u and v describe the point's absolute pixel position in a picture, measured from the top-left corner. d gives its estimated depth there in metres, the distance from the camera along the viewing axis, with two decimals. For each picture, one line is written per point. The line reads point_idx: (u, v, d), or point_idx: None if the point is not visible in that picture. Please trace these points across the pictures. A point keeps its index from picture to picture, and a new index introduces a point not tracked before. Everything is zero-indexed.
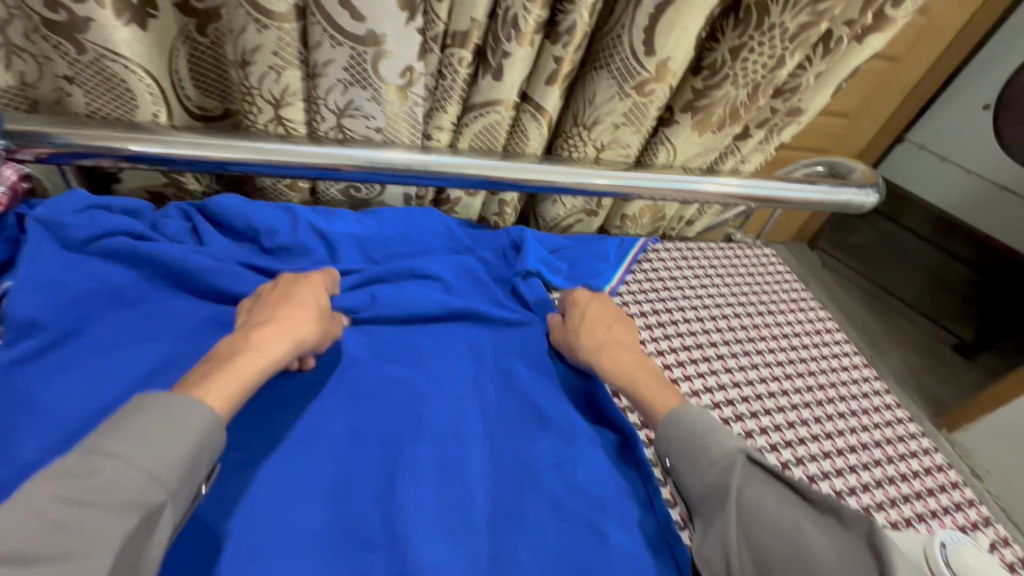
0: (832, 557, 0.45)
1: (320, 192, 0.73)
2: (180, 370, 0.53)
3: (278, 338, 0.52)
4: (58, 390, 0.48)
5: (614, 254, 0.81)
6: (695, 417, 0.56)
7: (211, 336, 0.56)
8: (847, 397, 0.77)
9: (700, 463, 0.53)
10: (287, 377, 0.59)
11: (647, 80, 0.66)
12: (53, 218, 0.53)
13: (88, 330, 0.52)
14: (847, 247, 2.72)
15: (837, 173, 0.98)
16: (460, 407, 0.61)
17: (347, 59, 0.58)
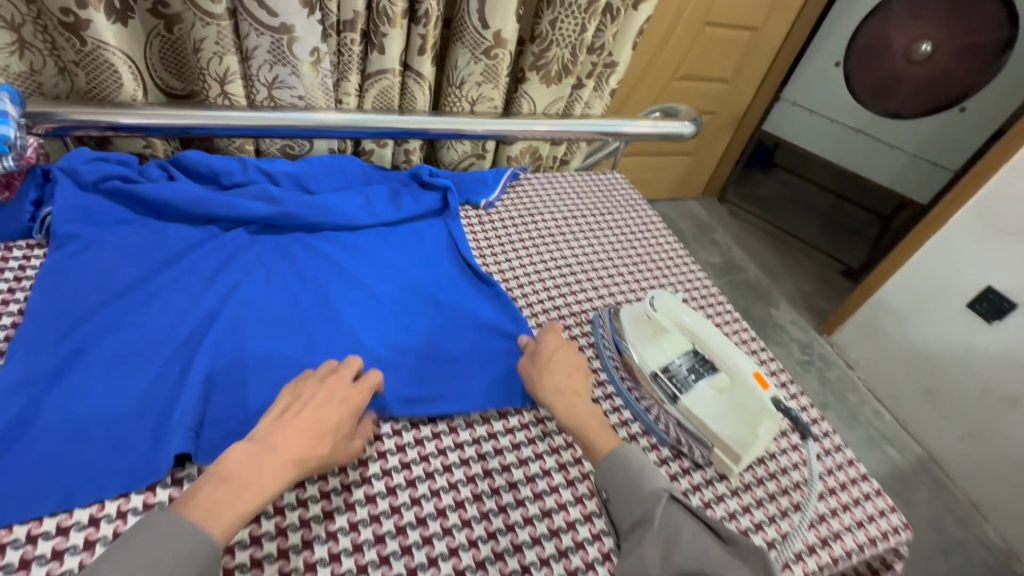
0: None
1: (263, 151, 0.98)
2: (174, 264, 0.74)
3: (280, 472, 0.49)
4: (89, 274, 0.69)
5: (491, 180, 1.02)
6: (630, 456, 0.58)
7: (192, 245, 0.77)
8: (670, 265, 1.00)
9: (631, 501, 0.55)
10: (239, 267, 0.76)
11: (490, 47, 0.92)
12: (72, 168, 0.75)
13: (103, 240, 0.73)
14: (753, 199, 3.08)
15: (669, 115, 1.28)
16: (371, 287, 0.79)
17: (269, 45, 0.82)
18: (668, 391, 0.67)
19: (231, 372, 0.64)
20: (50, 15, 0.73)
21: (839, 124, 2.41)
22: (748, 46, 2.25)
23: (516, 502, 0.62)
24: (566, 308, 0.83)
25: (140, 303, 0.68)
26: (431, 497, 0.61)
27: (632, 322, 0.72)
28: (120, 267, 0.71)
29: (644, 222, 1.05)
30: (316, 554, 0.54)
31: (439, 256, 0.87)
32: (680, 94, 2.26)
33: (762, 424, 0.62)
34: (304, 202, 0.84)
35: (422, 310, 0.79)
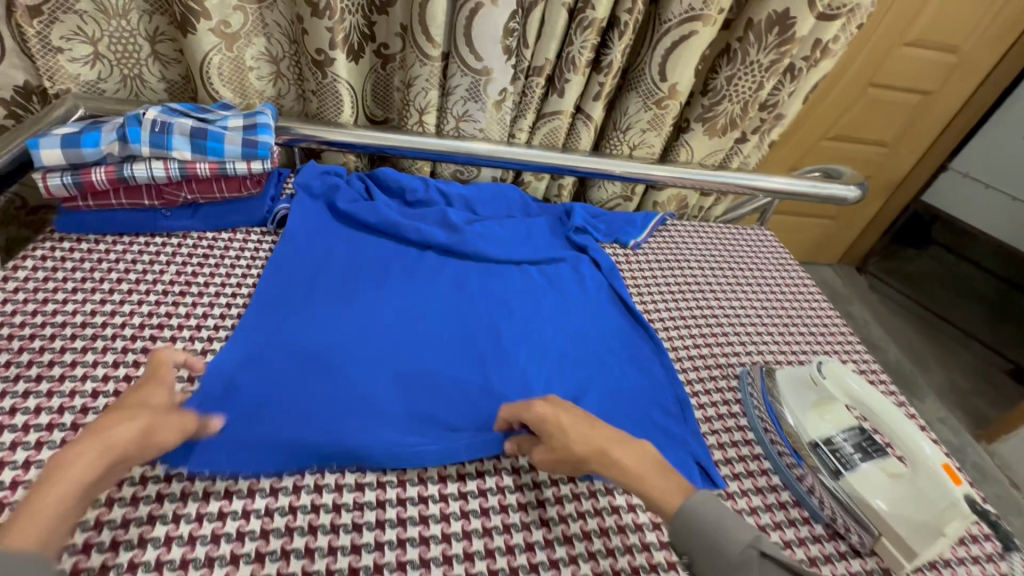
0: None
1: (437, 173, 1.10)
2: (367, 267, 0.83)
3: (91, 459, 0.48)
4: (305, 269, 0.81)
5: (639, 221, 1.06)
6: (704, 508, 0.53)
7: (383, 252, 0.87)
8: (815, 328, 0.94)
9: (718, 565, 0.50)
10: (421, 276, 0.85)
11: (662, 97, 0.97)
12: (304, 183, 0.91)
13: (316, 240, 0.85)
14: (898, 274, 2.78)
15: (829, 176, 1.23)
16: (531, 312, 0.83)
17: (469, 84, 0.94)
18: (829, 465, 0.63)
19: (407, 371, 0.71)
20: (307, 53, 0.90)
21: None
22: (917, 109, 2.08)
23: (659, 544, 0.62)
24: (712, 359, 0.81)
25: (342, 295, 0.78)
26: (578, 518, 0.63)
27: (790, 383, 0.70)
28: (331, 261, 0.83)
29: (796, 284, 1.02)
30: (474, 544, 0.58)
31: (592, 288, 0.89)
32: (828, 154, 2.14)
33: (950, 524, 0.55)
34: (478, 231, 0.93)
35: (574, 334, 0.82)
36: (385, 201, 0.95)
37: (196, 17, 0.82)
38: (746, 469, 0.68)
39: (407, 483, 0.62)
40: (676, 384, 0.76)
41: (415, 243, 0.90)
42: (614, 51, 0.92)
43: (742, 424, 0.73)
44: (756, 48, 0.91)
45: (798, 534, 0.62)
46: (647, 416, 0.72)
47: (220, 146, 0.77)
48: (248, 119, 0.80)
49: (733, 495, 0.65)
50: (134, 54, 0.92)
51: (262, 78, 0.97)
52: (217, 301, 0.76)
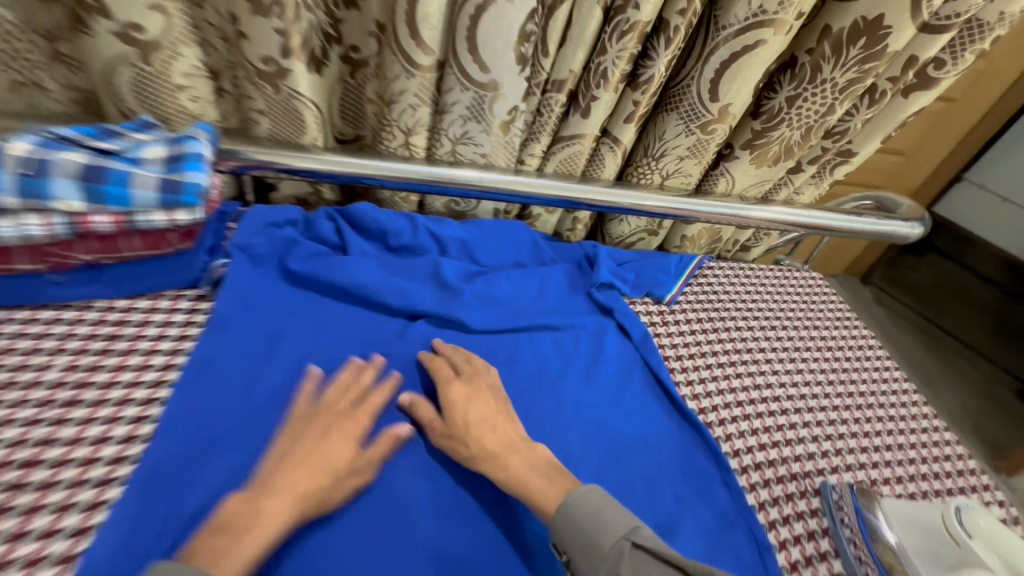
0: None
1: (427, 204, 0.90)
2: (328, 373, 0.63)
3: (281, 511, 0.48)
4: (246, 382, 0.59)
5: (675, 268, 0.87)
6: (582, 501, 0.50)
7: (348, 340, 0.66)
8: (886, 405, 0.78)
9: (592, 560, 0.46)
10: (410, 374, 0.65)
11: (710, 121, 0.77)
12: (244, 242, 0.68)
13: (263, 331, 0.63)
14: (904, 284, 2.66)
15: (883, 206, 1.06)
16: (553, 418, 0.64)
17: (470, 101, 0.73)
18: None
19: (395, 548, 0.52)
20: (246, 65, 0.68)
21: None
22: (940, 117, 1.94)
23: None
24: (784, 467, 0.65)
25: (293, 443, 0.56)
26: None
27: (908, 525, 0.56)
28: (280, 374, 0.61)
29: (857, 347, 0.85)
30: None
31: (628, 379, 0.69)
32: None
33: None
34: (480, 301, 0.73)
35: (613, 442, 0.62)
36: (358, 248, 0.75)
37: (91, 15, 0.59)
38: None
39: None
40: (745, 511, 0.60)
41: (403, 313, 0.70)
42: (657, 63, 0.72)
43: (835, 568, 0.58)
44: (833, 64, 0.72)
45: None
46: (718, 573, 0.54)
47: (126, 193, 0.56)
48: (171, 149, 0.60)
49: None
50: (26, 55, 0.67)
51: (200, 100, 0.72)
52: (121, 414, 0.55)
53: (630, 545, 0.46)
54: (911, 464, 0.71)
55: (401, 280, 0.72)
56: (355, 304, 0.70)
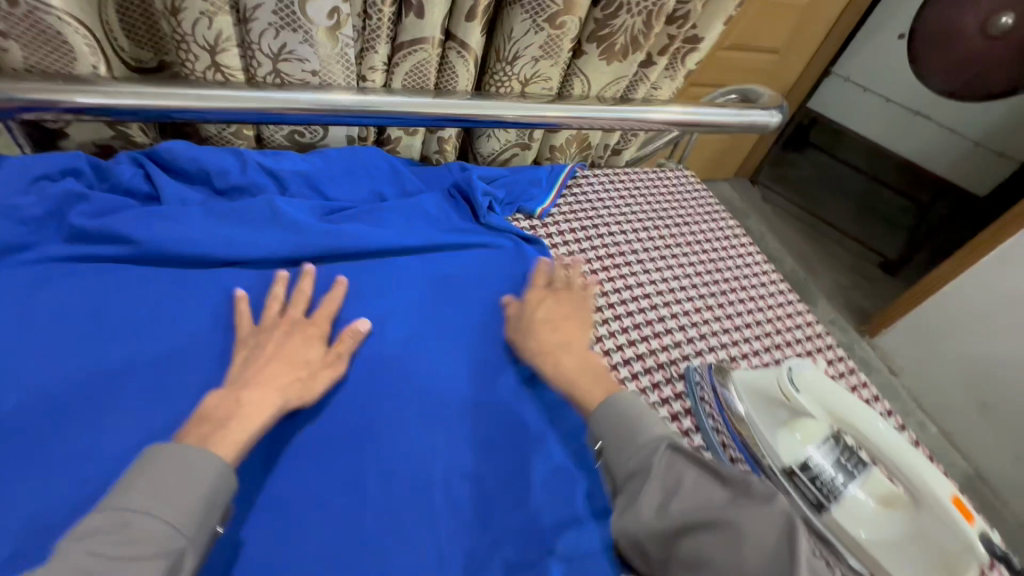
0: (751, 534, 0.41)
1: (265, 138, 0.78)
2: (144, 341, 0.55)
3: (268, 400, 0.50)
4: (37, 369, 0.50)
5: (546, 180, 0.85)
6: (627, 406, 0.52)
7: (168, 302, 0.58)
8: (747, 286, 0.82)
9: (626, 450, 0.50)
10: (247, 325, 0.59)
11: (557, 13, 0.72)
12: (6, 203, 0.56)
13: (49, 307, 0.54)
14: (789, 181, 2.85)
15: (747, 99, 1.08)
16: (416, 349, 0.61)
17: (275, 2, 0.62)
18: (808, 496, 0.51)
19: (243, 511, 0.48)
20: None
21: (894, 104, 2.27)
22: (806, 11, 2.00)
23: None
24: (652, 359, 0.68)
25: (118, 428, 0.49)
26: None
27: (751, 391, 0.58)
28: (90, 355, 0.52)
29: (723, 237, 0.89)
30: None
31: (528, 295, 0.67)
32: (725, 66, 2.02)
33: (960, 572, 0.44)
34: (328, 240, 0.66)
35: (584, 365, 0.59)
36: (172, 194, 0.64)
37: None
38: None
39: None
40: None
41: (242, 264, 0.63)
42: None
43: (698, 445, 0.60)
44: None
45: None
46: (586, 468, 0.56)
47: None
48: None
49: None
50: None
51: None
52: None
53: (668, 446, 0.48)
54: (769, 338, 0.76)
55: (231, 225, 0.64)
56: (181, 264, 0.61)
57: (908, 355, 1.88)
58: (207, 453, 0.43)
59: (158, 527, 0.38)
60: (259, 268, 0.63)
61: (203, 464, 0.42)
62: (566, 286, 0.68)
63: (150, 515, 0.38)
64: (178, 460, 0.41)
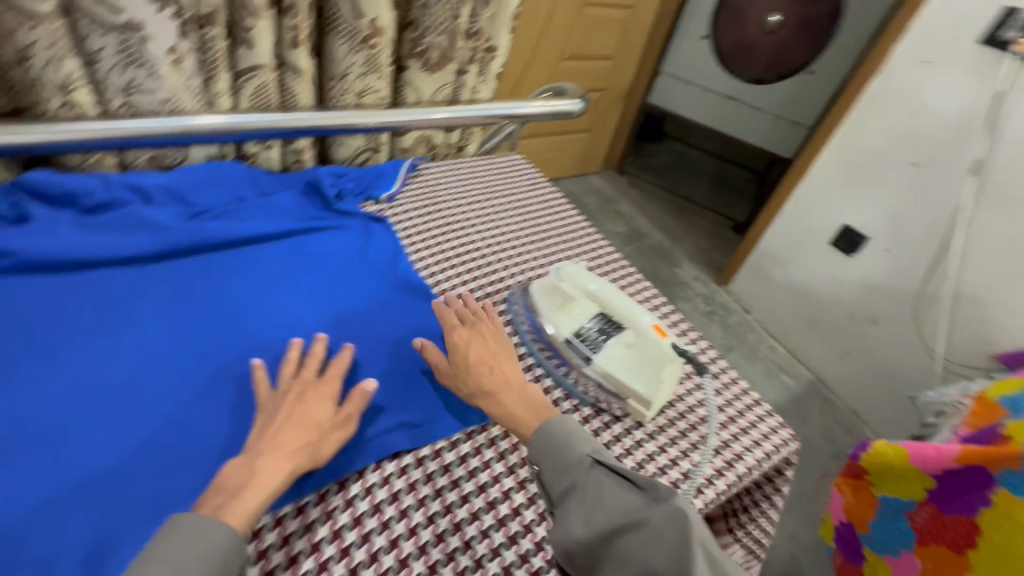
0: (657, 537, 0.48)
1: (128, 164, 0.89)
2: (28, 330, 0.64)
3: (279, 465, 0.55)
4: None
5: (391, 171, 1.02)
6: (557, 428, 0.58)
7: (49, 298, 0.67)
8: (561, 235, 1.06)
9: (559, 469, 0.55)
10: (127, 308, 0.69)
11: (368, 36, 0.91)
12: None
13: None
14: (651, 167, 3.23)
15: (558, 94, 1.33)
16: (281, 308, 0.76)
17: (116, 45, 0.75)
18: (581, 352, 0.72)
19: (137, 441, 0.59)
20: None
21: (713, 92, 2.64)
22: (625, 23, 2.37)
23: (452, 485, 0.65)
24: (480, 291, 0.87)
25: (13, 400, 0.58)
26: (382, 484, 0.62)
27: (542, 294, 0.78)
28: None
29: (542, 204, 1.13)
30: (275, 561, 0.53)
31: (450, 338, 0.70)
32: (568, 74, 2.34)
33: (664, 369, 0.71)
34: (193, 233, 0.78)
35: (522, 398, 0.63)
36: (40, 214, 0.73)
37: None
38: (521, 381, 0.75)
39: (269, 551, 0.54)
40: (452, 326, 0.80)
41: (116, 264, 0.74)
42: None
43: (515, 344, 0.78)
44: None
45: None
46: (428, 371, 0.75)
47: None
48: None
49: None
50: None
51: None
52: None
53: (594, 461, 0.54)
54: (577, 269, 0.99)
55: (103, 233, 0.74)
56: (55, 269, 0.70)
57: (753, 293, 2.25)
58: (221, 521, 0.49)
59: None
60: (132, 266, 0.74)
61: (222, 529, 0.48)
62: (481, 321, 0.74)
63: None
64: (197, 528, 0.48)
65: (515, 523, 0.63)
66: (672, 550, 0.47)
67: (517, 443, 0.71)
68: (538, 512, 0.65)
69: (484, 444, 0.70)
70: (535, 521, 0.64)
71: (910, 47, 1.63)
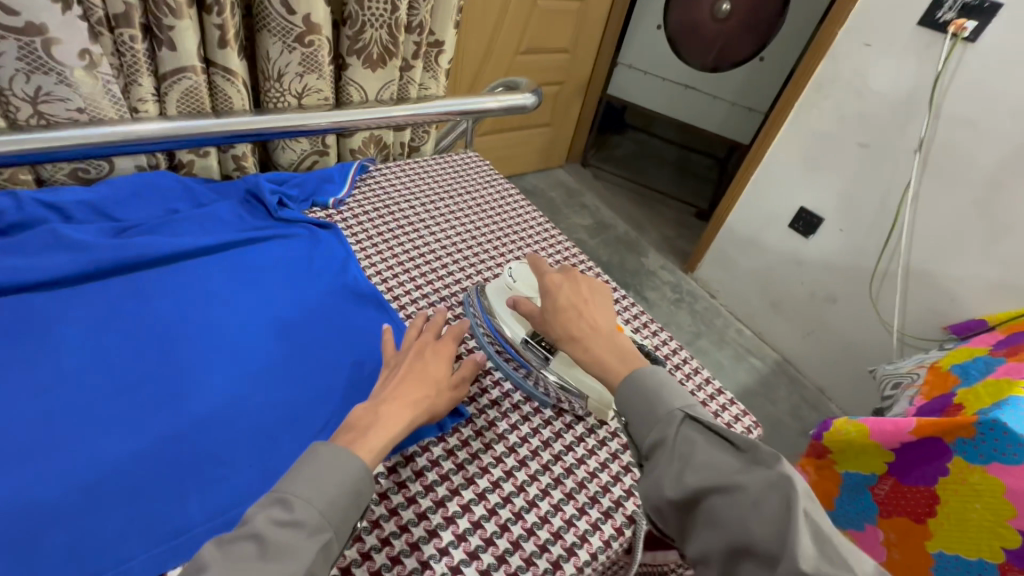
0: (761, 499, 0.43)
1: (46, 179, 0.82)
2: None
3: (401, 414, 0.55)
4: None
5: (338, 175, 0.98)
6: (648, 378, 0.54)
7: None
8: (517, 233, 1.04)
9: (649, 421, 0.52)
10: (45, 336, 0.64)
11: (302, 33, 0.86)
12: None
13: None
14: (614, 158, 3.25)
15: (511, 88, 1.30)
16: (221, 326, 0.71)
17: (17, 50, 0.69)
18: (539, 353, 0.72)
19: (58, 482, 0.54)
20: None
21: (670, 82, 2.65)
22: (579, 15, 2.36)
23: (440, 479, 0.63)
24: (435, 295, 0.85)
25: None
26: (371, 483, 0.61)
27: (496, 296, 0.78)
28: None
29: (498, 201, 1.11)
30: None
31: (547, 280, 0.67)
32: (525, 68, 2.32)
33: None
34: (118, 251, 0.73)
35: (609, 346, 0.60)
36: None
37: None
38: (481, 388, 0.74)
39: (371, 553, 0.55)
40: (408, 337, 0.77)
41: (31, 288, 0.67)
42: None
43: (472, 346, 0.79)
44: None
45: (507, 445, 0.68)
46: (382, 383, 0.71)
47: None
48: None
49: (473, 418, 0.70)
50: None
51: None
52: None
53: (687, 415, 0.51)
54: None
55: (14, 256, 0.68)
56: None
57: (719, 279, 2.29)
58: (356, 453, 0.49)
59: (318, 509, 0.45)
60: (51, 289, 0.68)
61: (354, 459, 0.48)
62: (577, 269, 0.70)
63: (310, 501, 0.45)
64: (332, 456, 0.48)
65: (491, 523, 0.60)
66: (774, 519, 0.42)
67: (480, 451, 0.67)
68: (500, 523, 0.60)
69: (440, 455, 0.65)
70: (497, 533, 0.59)
71: (854, 31, 1.67)
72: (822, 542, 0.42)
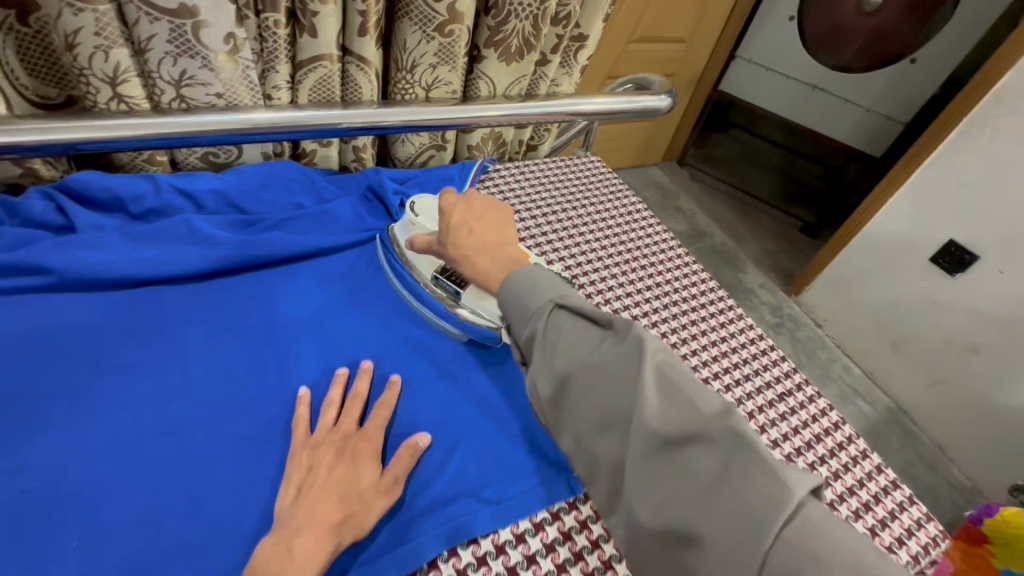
0: (630, 381, 0.46)
1: (179, 162, 0.81)
2: (71, 359, 0.57)
3: (319, 547, 0.46)
4: None
5: (458, 176, 0.92)
6: (520, 276, 0.56)
7: (95, 320, 0.60)
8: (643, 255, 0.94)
9: (523, 316, 0.53)
10: (177, 335, 0.62)
11: (444, 22, 0.79)
12: None
13: None
14: (715, 159, 3.00)
15: (641, 87, 1.18)
16: (342, 342, 0.67)
17: (168, 32, 0.66)
18: (448, 289, 0.71)
19: (183, 503, 0.51)
20: None
21: (796, 81, 2.39)
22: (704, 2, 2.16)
23: (573, 557, 0.56)
24: None
25: (50, 440, 0.52)
26: (498, 553, 0.54)
27: (400, 229, 0.75)
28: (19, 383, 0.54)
29: (622, 215, 1.00)
30: None
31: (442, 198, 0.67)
32: (636, 58, 2.16)
33: None
34: (246, 248, 0.70)
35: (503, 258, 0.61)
36: (86, 221, 0.67)
37: None
38: None
39: None
40: None
41: (163, 281, 0.66)
42: None
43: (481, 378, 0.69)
44: None
45: None
46: (507, 425, 0.64)
47: None
48: None
49: None
50: None
51: None
52: None
53: (556, 307, 0.52)
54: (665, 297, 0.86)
55: (150, 247, 0.67)
56: (102, 287, 0.63)
57: (828, 307, 2.06)
58: None
59: None
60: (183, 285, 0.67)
61: None
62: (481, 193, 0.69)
63: None
64: None
65: None
66: (631, 381, 0.46)
67: None
68: None
69: (573, 526, 0.58)
70: None
71: None
72: (666, 386, 0.46)
